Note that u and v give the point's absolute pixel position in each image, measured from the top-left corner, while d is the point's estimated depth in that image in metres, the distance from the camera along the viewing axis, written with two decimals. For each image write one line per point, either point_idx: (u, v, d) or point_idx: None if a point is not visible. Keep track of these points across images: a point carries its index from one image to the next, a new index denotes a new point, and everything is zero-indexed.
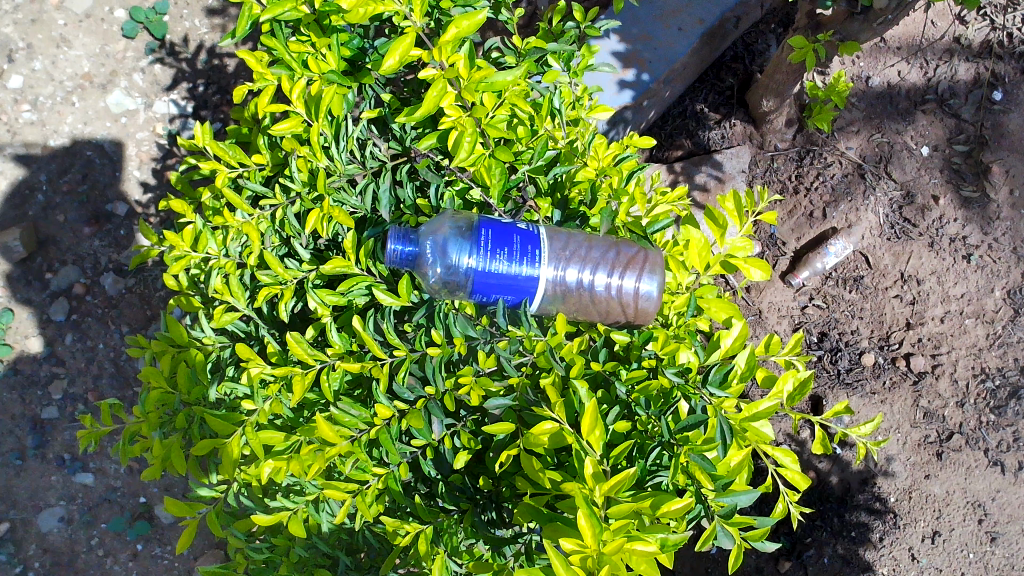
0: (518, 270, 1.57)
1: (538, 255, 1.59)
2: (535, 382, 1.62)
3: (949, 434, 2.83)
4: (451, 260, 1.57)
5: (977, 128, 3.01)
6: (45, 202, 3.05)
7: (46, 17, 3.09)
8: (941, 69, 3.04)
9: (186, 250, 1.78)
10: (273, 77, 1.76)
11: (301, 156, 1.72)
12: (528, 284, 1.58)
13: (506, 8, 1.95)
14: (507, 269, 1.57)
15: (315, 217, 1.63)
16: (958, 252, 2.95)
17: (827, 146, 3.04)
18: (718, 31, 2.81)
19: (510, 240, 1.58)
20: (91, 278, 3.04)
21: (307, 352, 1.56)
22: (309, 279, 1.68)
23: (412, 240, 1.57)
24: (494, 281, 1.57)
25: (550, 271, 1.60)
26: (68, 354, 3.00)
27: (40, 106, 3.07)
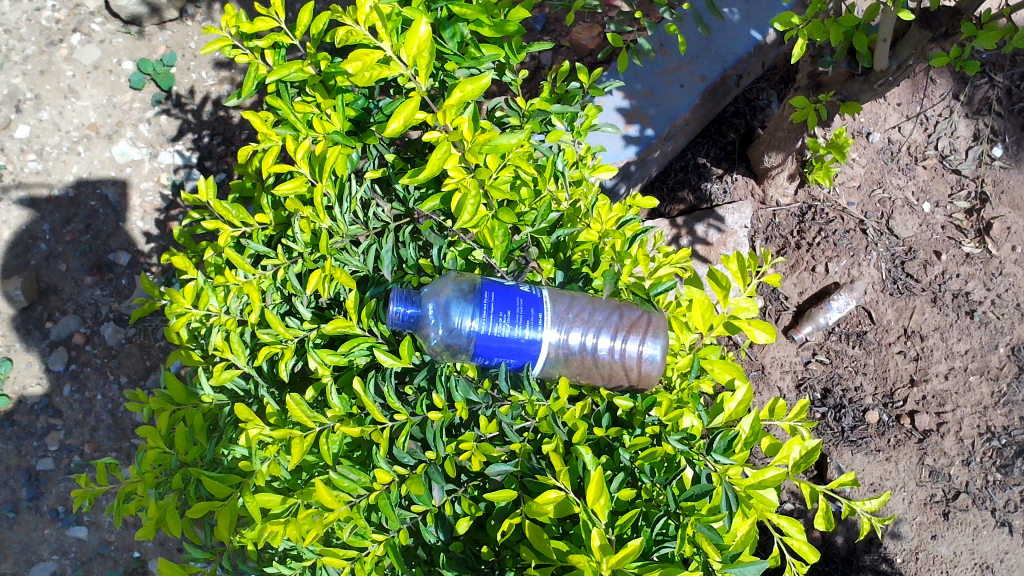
0: (520, 334, 1.56)
1: (543, 319, 1.57)
2: (537, 448, 1.60)
3: (955, 493, 2.79)
4: (453, 322, 1.56)
5: (977, 184, 3.10)
6: (47, 251, 3.06)
7: (55, 68, 3.18)
8: (942, 125, 3.15)
9: (187, 306, 1.79)
10: (278, 137, 1.78)
11: (304, 217, 1.69)
12: (530, 348, 1.57)
13: (510, 70, 1.96)
14: (510, 333, 1.55)
15: (316, 277, 1.62)
16: (961, 307, 2.97)
17: (828, 202, 3.09)
18: (720, 87, 2.83)
19: (512, 303, 1.57)
20: (91, 328, 3.03)
21: (307, 414, 1.55)
22: (309, 338, 1.67)
23: (414, 300, 1.56)
24: (497, 345, 1.55)
25: (552, 334, 1.59)
26: (66, 406, 2.98)
27: (45, 156, 3.11)
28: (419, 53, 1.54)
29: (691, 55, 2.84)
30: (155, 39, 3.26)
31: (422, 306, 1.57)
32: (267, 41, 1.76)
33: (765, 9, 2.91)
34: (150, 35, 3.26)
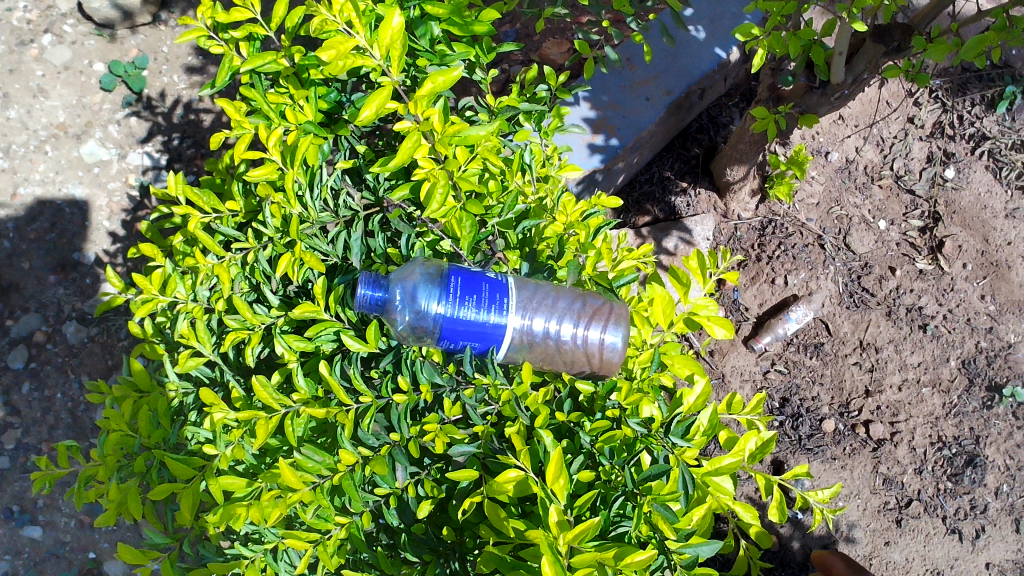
0: (485, 319, 1.58)
1: (509, 304, 1.60)
2: (499, 432, 1.66)
3: (908, 501, 2.86)
4: (420, 306, 1.59)
5: (930, 204, 3.21)
6: (10, 249, 3.04)
7: (25, 68, 3.18)
8: (897, 146, 3.28)
9: (154, 293, 1.81)
10: (251, 126, 1.81)
11: (275, 203, 1.72)
12: (496, 334, 1.60)
13: (480, 69, 2.01)
14: (475, 317, 1.58)
15: (286, 261, 1.64)
16: (915, 321, 3.06)
17: (787, 217, 3.18)
18: (684, 101, 2.91)
19: (478, 288, 1.60)
20: (53, 326, 3.00)
21: (272, 397, 1.56)
22: (277, 324, 1.70)
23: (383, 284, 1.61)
24: (463, 329, 1.58)
25: (516, 320, 1.62)
26: (24, 404, 2.94)
27: (12, 154, 3.10)
28: (391, 45, 1.59)
29: (657, 69, 2.91)
30: (127, 42, 3.28)
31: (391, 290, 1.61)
32: (242, 32, 1.78)
33: (728, 27, 3.01)
34: (122, 39, 3.28)
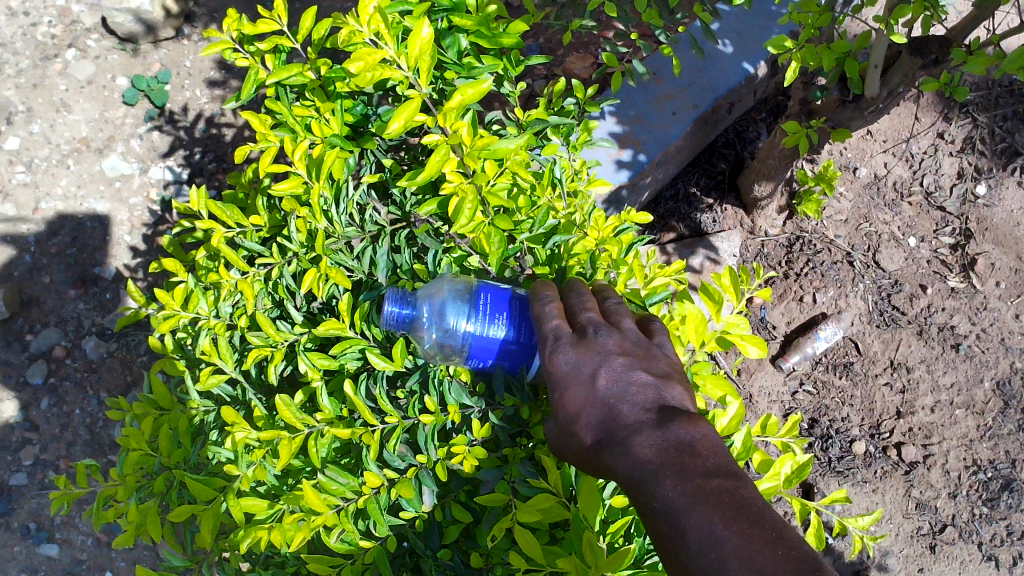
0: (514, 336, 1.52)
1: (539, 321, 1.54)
2: (530, 456, 1.61)
3: (942, 526, 2.82)
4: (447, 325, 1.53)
5: (962, 221, 3.15)
6: (31, 263, 3.03)
7: (48, 82, 3.19)
8: (927, 162, 3.22)
9: (176, 309, 1.76)
10: (276, 139, 1.78)
11: (300, 217, 1.68)
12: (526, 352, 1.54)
13: (508, 82, 1.98)
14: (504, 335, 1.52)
15: (311, 277, 1.60)
16: (947, 341, 3.00)
17: (816, 233, 3.11)
18: (710, 116, 2.87)
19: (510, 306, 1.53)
20: (72, 341, 2.99)
21: (296, 416, 1.51)
22: (301, 341, 1.66)
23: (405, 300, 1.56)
24: (491, 347, 1.53)
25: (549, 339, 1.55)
26: (43, 420, 2.93)
27: (34, 168, 3.11)
28: (421, 56, 1.54)
29: (683, 84, 2.87)
30: (150, 57, 3.28)
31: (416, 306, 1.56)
32: (267, 44, 1.77)
33: (756, 41, 2.96)
34: (145, 53, 3.28)
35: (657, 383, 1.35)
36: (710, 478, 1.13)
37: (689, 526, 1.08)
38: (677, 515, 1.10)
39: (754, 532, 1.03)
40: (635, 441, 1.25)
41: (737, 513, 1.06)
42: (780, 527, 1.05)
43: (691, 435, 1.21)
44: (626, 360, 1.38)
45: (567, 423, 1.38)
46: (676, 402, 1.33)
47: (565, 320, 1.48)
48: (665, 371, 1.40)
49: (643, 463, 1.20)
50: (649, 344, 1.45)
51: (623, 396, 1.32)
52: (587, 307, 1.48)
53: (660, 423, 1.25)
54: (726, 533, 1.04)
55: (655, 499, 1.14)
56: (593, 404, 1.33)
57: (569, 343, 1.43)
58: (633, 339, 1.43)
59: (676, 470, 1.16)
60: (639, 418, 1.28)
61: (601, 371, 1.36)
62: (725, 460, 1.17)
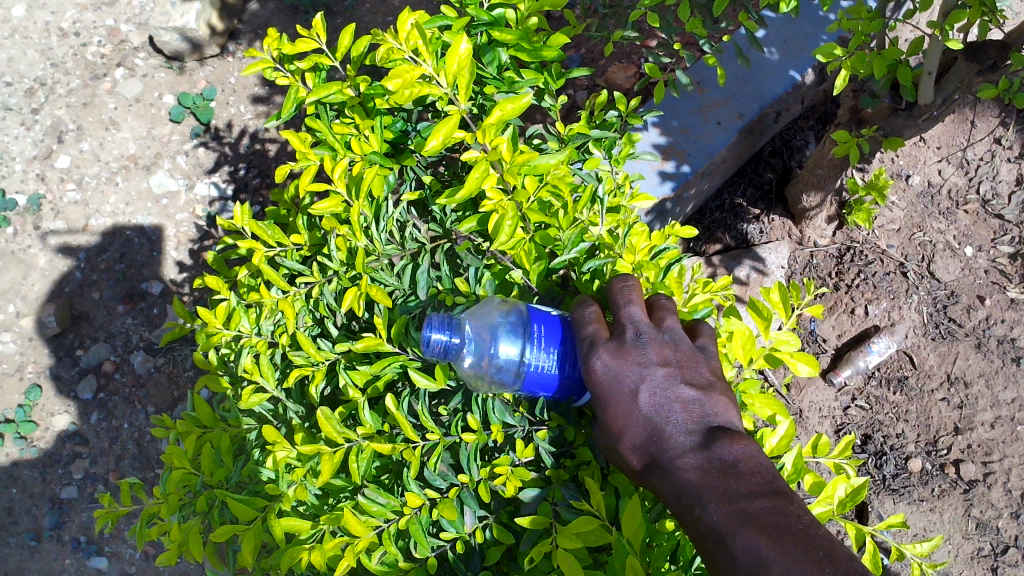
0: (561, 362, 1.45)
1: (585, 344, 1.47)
2: (575, 478, 1.57)
3: (1005, 547, 2.70)
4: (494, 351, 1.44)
5: (1022, 230, 3.04)
6: (82, 279, 3.09)
7: (98, 101, 3.26)
8: (983, 169, 3.11)
9: (218, 326, 1.77)
10: (315, 157, 1.74)
11: (341, 235, 1.68)
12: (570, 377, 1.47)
13: (548, 96, 1.95)
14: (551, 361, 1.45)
15: (352, 295, 1.59)
16: (1007, 354, 2.89)
17: (867, 243, 3.03)
18: (757, 125, 2.81)
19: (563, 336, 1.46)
20: (121, 356, 3.03)
21: (336, 430, 1.50)
22: (342, 361, 1.65)
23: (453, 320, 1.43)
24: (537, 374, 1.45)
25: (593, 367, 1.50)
26: (92, 433, 2.98)
27: (84, 186, 3.17)
28: (459, 72, 1.51)
29: (728, 93, 2.82)
30: (195, 74, 3.32)
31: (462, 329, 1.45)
32: (308, 62, 1.75)
33: (804, 48, 2.89)
34: (191, 71, 3.32)
35: (700, 395, 1.30)
36: (758, 498, 1.10)
37: (736, 550, 1.06)
38: (725, 540, 1.08)
39: (805, 554, 1.01)
40: (681, 462, 1.22)
41: (786, 536, 1.04)
42: (834, 547, 1.02)
43: (735, 454, 1.18)
44: (668, 369, 1.32)
45: (610, 437, 1.34)
46: (721, 415, 1.29)
47: (602, 325, 1.40)
48: (709, 377, 1.34)
49: (688, 484, 1.18)
50: (690, 346, 1.38)
51: (665, 409, 1.28)
52: (626, 307, 1.40)
53: (705, 442, 1.22)
54: (775, 556, 1.02)
55: (702, 522, 1.13)
56: (636, 418, 1.30)
57: (607, 348, 1.35)
58: (675, 343, 1.36)
59: (721, 492, 1.13)
60: (683, 435, 1.25)
61: (642, 382, 1.31)
62: (773, 479, 1.14)
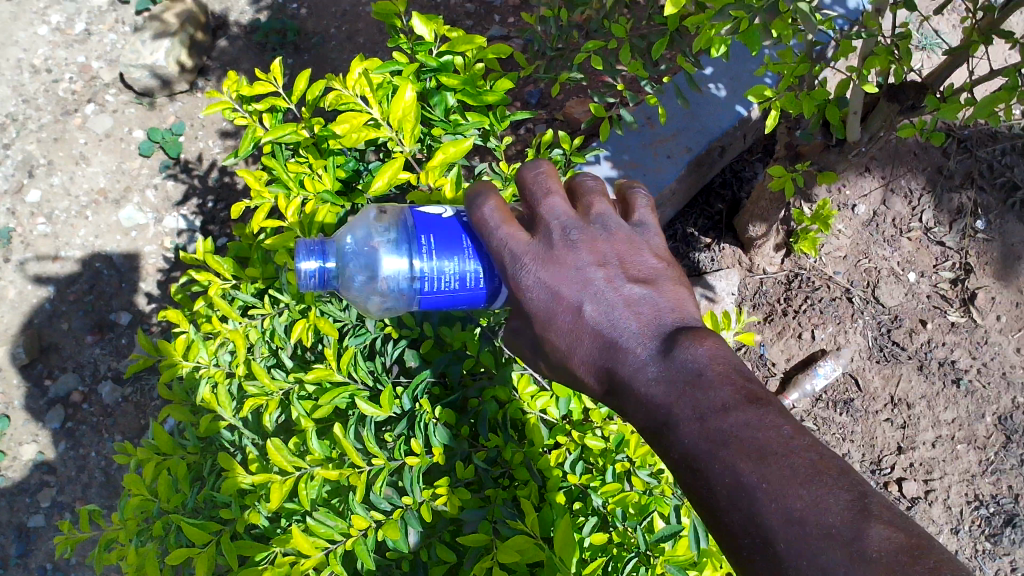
0: (448, 264, 1.39)
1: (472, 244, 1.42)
2: (513, 496, 1.65)
3: None
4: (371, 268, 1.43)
5: (962, 256, 3.15)
6: (51, 311, 3.15)
7: (69, 136, 3.34)
8: (925, 199, 3.20)
9: (178, 358, 1.84)
10: (270, 195, 1.86)
11: (291, 271, 1.78)
12: (468, 284, 1.41)
13: (494, 136, 2.05)
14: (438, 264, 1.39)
15: (301, 326, 1.68)
16: (948, 376, 3.02)
17: (814, 271, 3.16)
18: (705, 159, 2.94)
19: (455, 245, 1.41)
20: (89, 386, 3.09)
21: (286, 460, 1.58)
22: (295, 391, 1.73)
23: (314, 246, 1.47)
24: (430, 284, 1.40)
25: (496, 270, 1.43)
26: (60, 462, 3.03)
27: (55, 219, 3.24)
28: (404, 117, 1.63)
29: (676, 127, 2.94)
30: (165, 109, 3.40)
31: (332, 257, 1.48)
32: (265, 104, 1.87)
33: (750, 84, 3.03)
34: (161, 106, 3.41)
35: (647, 289, 1.25)
36: (730, 413, 1.06)
37: (714, 476, 1.03)
38: (702, 467, 1.04)
39: (789, 476, 0.98)
40: (640, 376, 1.18)
41: (769, 458, 1.00)
42: (818, 460, 0.99)
43: (696, 358, 1.14)
44: (605, 267, 1.26)
45: (561, 359, 1.30)
46: (670, 302, 1.24)
47: (518, 229, 1.30)
48: (649, 262, 1.30)
49: (654, 403, 1.14)
50: (624, 229, 1.32)
51: (614, 319, 1.23)
52: (543, 203, 1.30)
53: (664, 348, 1.17)
54: (759, 483, 0.98)
55: (675, 446, 1.09)
56: (584, 333, 1.24)
57: (534, 258, 1.27)
58: (608, 236, 1.30)
59: (690, 412, 1.09)
60: (638, 344, 1.20)
61: (583, 293, 1.25)
62: (741, 380, 1.10)
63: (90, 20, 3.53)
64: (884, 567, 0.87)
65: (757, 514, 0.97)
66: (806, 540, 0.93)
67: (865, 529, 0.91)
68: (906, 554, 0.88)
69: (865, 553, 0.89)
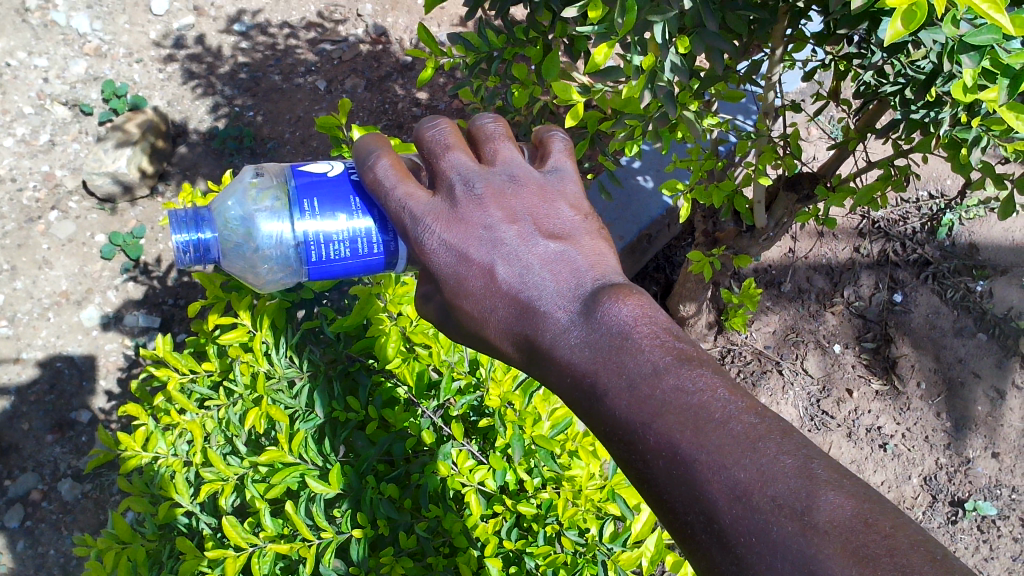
0: (336, 227, 1.41)
1: (361, 204, 1.43)
2: (453, 562, 1.80)
3: None
4: (261, 237, 1.47)
5: (882, 326, 3.36)
6: (11, 411, 3.23)
7: (32, 242, 3.47)
8: (846, 275, 3.44)
9: (137, 449, 1.97)
10: (224, 294, 2.00)
11: (245, 362, 1.93)
12: (359, 248, 1.43)
13: None
14: (325, 228, 1.41)
15: (253, 414, 1.81)
16: (875, 441, 3.24)
17: (745, 345, 3.38)
18: (637, 246, 3.16)
19: (341, 208, 1.42)
20: (49, 484, 3.17)
21: (241, 536, 1.71)
22: (248, 475, 1.85)
23: (209, 219, 1.53)
24: (318, 249, 1.41)
25: (380, 226, 1.43)
26: (19, 561, 3.08)
27: (17, 322, 3.35)
28: None
29: (608, 219, 3.18)
30: (126, 214, 3.56)
31: (226, 229, 1.53)
32: None
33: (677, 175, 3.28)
34: (123, 211, 3.57)
35: (563, 246, 1.19)
36: (663, 379, 1.00)
37: (652, 449, 0.97)
38: (637, 433, 0.99)
39: (730, 446, 0.92)
40: (564, 342, 1.10)
41: (705, 426, 0.95)
42: (759, 423, 0.94)
43: (622, 321, 1.07)
44: (517, 224, 1.20)
45: (478, 328, 1.22)
46: (590, 258, 1.19)
47: (417, 186, 1.27)
48: (564, 214, 1.24)
49: (581, 372, 1.07)
50: (533, 176, 1.27)
51: (531, 281, 1.15)
52: (443, 158, 1.26)
53: (587, 310, 1.10)
54: (700, 454, 0.92)
55: (607, 418, 1.03)
56: (501, 300, 1.17)
57: (437, 218, 1.22)
58: (518, 190, 1.24)
59: (621, 380, 1.03)
60: (558, 308, 1.13)
61: (496, 255, 1.18)
62: (671, 342, 1.05)
63: (54, 131, 3.70)
64: (837, 537, 0.83)
65: (700, 486, 0.91)
66: (754, 511, 0.87)
67: (816, 497, 0.86)
68: (860, 522, 0.84)
69: (817, 524, 0.84)
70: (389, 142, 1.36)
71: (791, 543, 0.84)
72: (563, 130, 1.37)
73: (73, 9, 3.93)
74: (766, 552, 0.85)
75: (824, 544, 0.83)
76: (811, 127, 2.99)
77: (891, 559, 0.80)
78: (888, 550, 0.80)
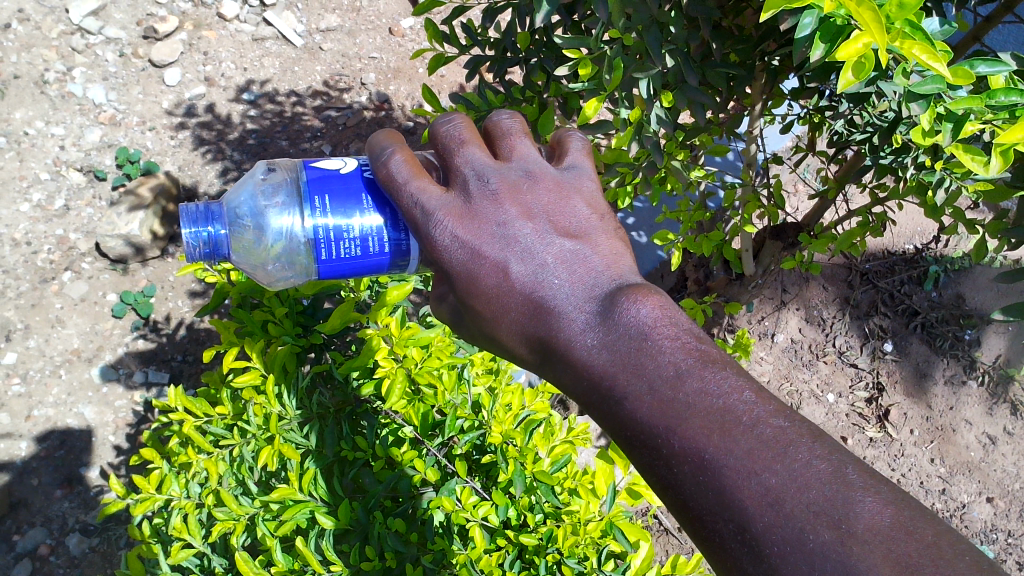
0: (348, 226, 1.48)
1: (372, 203, 1.50)
2: None
3: None
4: (272, 233, 1.54)
5: (874, 376, 3.46)
6: (22, 467, 3.29)
7: (45, 302, 3.58)
8: (836, 325, 3.51)
9: (152, 492, 2.03)
10: (238, 339, 2.08)
11: (257, 403, 2.00)
12: (369, 247, 1.50)
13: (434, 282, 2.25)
14: (336, 226, 1.48)
15: (266, 452, 1.88)
16: None
17: None
18: None
19: (352, 208, 1.49)
20: (56, 539, 3.20)
21: (253, 570, 1.79)
22: (259, 513, 1.91)
23: (218, 213, 1.57)
24: (329, 247, 1.48)
25: (389, 225, 1.50)
26: None
27: (29, 379, 3.43)
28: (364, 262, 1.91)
29: None
30: (138, 274, 3.68)
31: (237, 224, 1.59)
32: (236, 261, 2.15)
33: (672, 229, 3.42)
34: (134, 271, 3.68)
35: (579, 245, 1.26)
36: (685, 382, 1.04)
37: (677, 454, 1.00)
38: (662, 435, 1.03)
39: (759, 450, 0.96)
40: (582, 343, 1.16)
41: (732, 429, 0.99)
42: (788, 426, 0.98)
43: (642, 323, 1.12)
44: (533, 224, 1.28)
45: (495, 328, 1.29)
46: (605, 256, 1.26)
47: (429, 182, 1.35)
48: (579, 212, 1.31)
49: (599, 374, 1.12)
50: (549, 172, 1.35)
51: (546, 282, 1.22)
52: (458, 154, 1.34)
53: (604, 310, 1.16)
54: (728, 459, 0.96)
55: (626, 419, 1.07)
56: (516, 298, 1.24)
57: (451, 214, 1.30)
58: (533, 187, 1.32)
59: (641, 383, 1.07)
60: (575, 311, 1.18)
61: (512, 255, 1.25)
62: (694, 342, 1.10)
63: (69, 196, 3.83)
64: (877, 545, 0.86)
65: (730, 493, 0.95)
66: (788, 519, 0.91)
67: (853, 504, 0.90)
68: (900, 530, 0.87)
69: (856, 532, 0.88)
70: (402, 140, 1.45)
71: (828, 550, 0.87)
72: (580, 132, 1.47)
73: (89, 81, 4.08)
74: (803, 563, 0.88)
75: (864, 552, 0.86)
76: (795, 182, 3.17)
77: (935, 569, 0.84)
78: (933, 561, 0.84)
